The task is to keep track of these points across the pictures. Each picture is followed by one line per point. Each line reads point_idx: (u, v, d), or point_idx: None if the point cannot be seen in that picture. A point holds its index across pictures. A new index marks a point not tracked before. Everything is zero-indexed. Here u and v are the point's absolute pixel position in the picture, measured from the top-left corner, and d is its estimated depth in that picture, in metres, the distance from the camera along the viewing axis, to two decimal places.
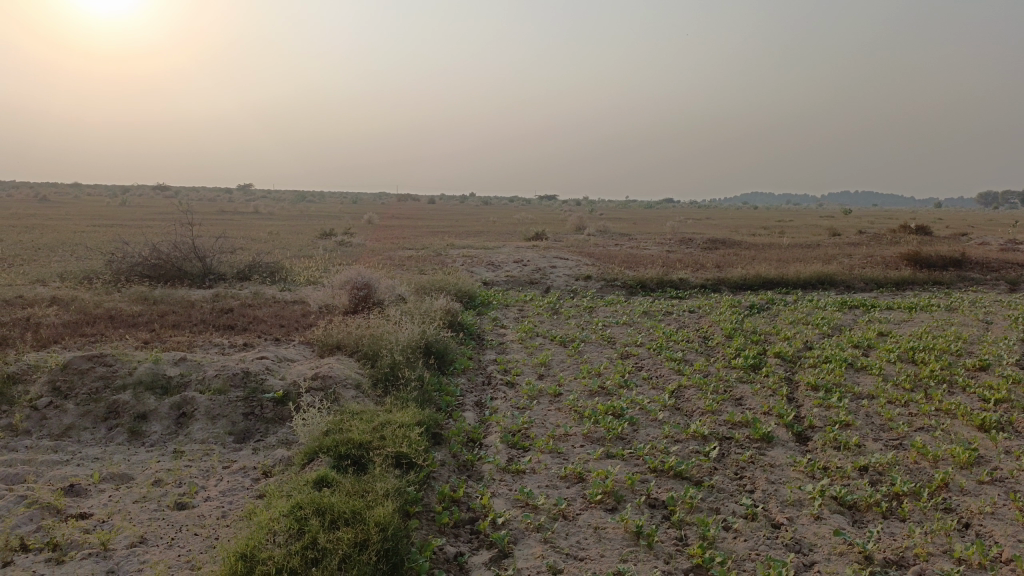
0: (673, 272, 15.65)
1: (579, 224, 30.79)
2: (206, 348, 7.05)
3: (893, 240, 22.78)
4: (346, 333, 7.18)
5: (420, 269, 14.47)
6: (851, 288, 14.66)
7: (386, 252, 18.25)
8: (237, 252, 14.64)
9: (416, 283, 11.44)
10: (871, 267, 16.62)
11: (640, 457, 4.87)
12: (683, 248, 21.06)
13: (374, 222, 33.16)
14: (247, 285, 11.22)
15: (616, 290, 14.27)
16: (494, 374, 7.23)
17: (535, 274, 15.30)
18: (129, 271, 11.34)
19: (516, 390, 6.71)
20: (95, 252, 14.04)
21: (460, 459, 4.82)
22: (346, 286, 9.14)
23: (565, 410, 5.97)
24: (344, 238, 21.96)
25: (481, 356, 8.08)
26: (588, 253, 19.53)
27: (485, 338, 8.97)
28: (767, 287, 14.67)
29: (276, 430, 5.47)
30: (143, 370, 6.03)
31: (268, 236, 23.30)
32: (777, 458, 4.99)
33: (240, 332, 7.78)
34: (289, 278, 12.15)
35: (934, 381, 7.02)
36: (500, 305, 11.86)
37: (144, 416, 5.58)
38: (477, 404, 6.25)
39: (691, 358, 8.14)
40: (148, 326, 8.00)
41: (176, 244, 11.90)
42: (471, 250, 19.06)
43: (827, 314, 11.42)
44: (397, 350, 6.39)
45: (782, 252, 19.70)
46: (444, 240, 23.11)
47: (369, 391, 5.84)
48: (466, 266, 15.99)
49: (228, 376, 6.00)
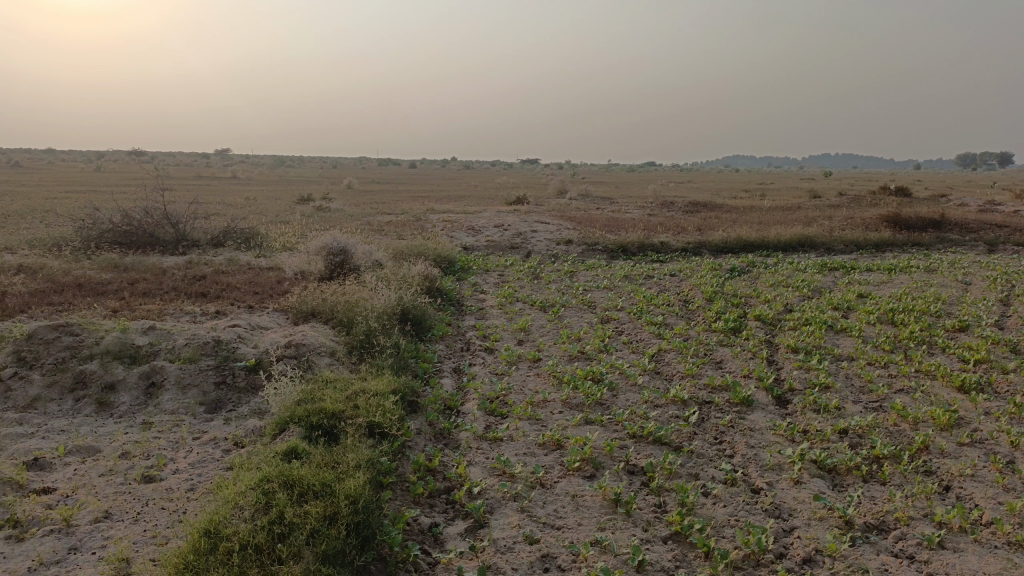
0: (654, 235, 15.56)
1: (561, 187, 30.55)
2: (176, 316, 6.87)
3: (873, 202, 22.81)
4: (321, 300, 7.03)
5: (399, 234, 14.26)
6: (832, 250, 14.66)
7: (364, 216, 17.98)
8: (211, 218, 14.34)
9: (394, 248, 11.26)
10: (852, 229, 16.63)
11: (619, 423, 4.81)
12: (665, 211, 20.95)
13: (353, 187, 32.69)
14: (221, 252, 10.99)
15: (597, 254, 14.16)
16: (472, 339, 7.13)
17: (515, 238, 15.15)
18: (99, 237, 11.06)
19: (494, 356, 6.61)
20: (64, 218, 13.70)
21: (437, 427, 4.73)
22: (321, 251, 8.95)
23: (544, 376, 5.89)
24: (321, 203, 21.62)
25: (459, 322, 7.97)
26: (569, 217, 19.37)
27: (463, 304, 8.85)
28: (748, 250, 14.63)
29: (248, 399, 5.35)
30: (111, 339, 5.86)
31: (244, 201, 22.87)
32: (758, 422, 4.94)
33: (213, 300, 7.60)
34: (265, 244, 11.91)
35: (913, 343, 7.01)
36: (480, 270, 11.72)
37: (112, 386, 5.43)
38: (454, 370, 6.15)
39: (671, 322, 8.07)
40: (118, 294, 7.79)
41: (147, 210, 11.61)
42: (450, 215, 18.84)
43: (807, 276, 11.39)
44: (373, 317, 6.25)
45: (763, 215, 19.67)
46: (424, 205, 22.83)
47: (343, 358, 5.72)
48: (446, 230, 15.80)
49: (199, 345, 5.85)
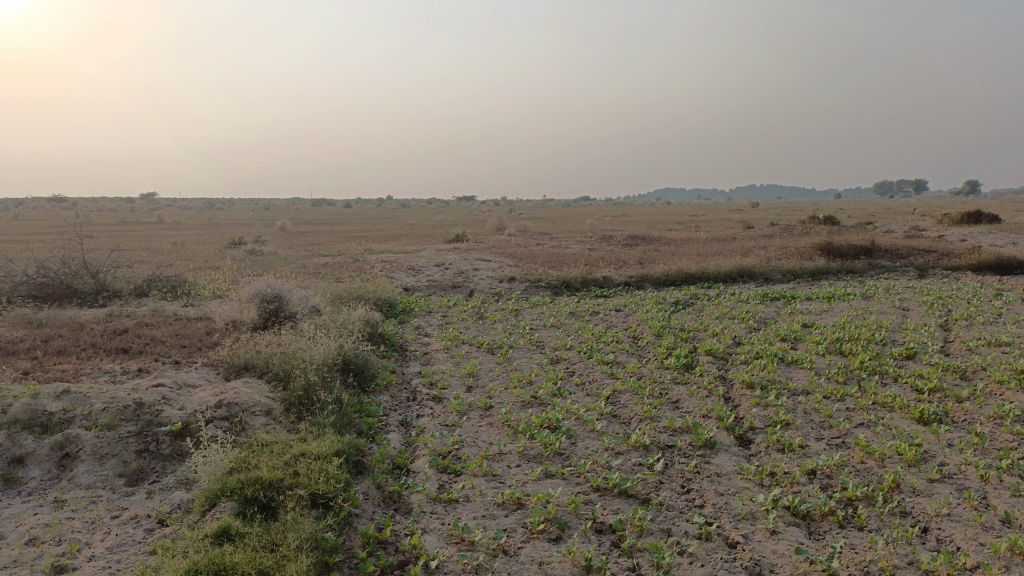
0: (596, 270, 15.49)
1: (500, 224, 30.51)
2: (94, 377, 6.31)
3: (804, 230, 23.40)
4: (255, 353, 6.58)
5: (337, 277, 13.79)
6: (771, 280, 14.84)
7: (299, 259, 17.45)
8: (136, 267, 13.63)
9: (332, 292, 10.82)
10: (788, 259, 16.92)
11: (581, 475, 4.52)
12: (604, 245, 21.03)
13: (287, 229, 31.94)
14: (146, 303, 10.36)
15: (541, 291, 13.98)
16: (419, 388, 6.77)
17: (457, 277, 14.87)
18: (10, 291, 10.29)
19: (443, 405, 6.27)
20: None
21: (386, 490, 4.36)
22: (254, 299, 8.48)
23: (497, 426, 5.58)
24: (254, 246, 20.93)
25: (404, 368, 7.60)
26: (510, 253, 19.20)
27: (407, 349, 8.47)
28: (690, 282, 14.69)
29: (175, 468, 4.87)
30: (19, 406, 5.28)
31: (172, 247, 22.00)
32: (724, 466, 4.73)
33: (135, 356, 7.04)
34: (193, 293, 11.32)
35: (865, 373, 6.97)
36: (422, 311, 11.37)
37: (20, 460, 4.85)
38: (402, 423, 5.78)
39: (623, 360, 7.87)
40: (28, 353, 7.16)
41: (64, 260, 10.89)
42: (389, 255, 18.45)
43: (751, 307, 11.43)
44: (312, 370, 5.84)
45: (701, 246, 19.92)
46: (362, 245, 22.36)
47: (281, 417, 5.29)
48: (386, 271, 15.41)
49: (118, 410, 5.34)
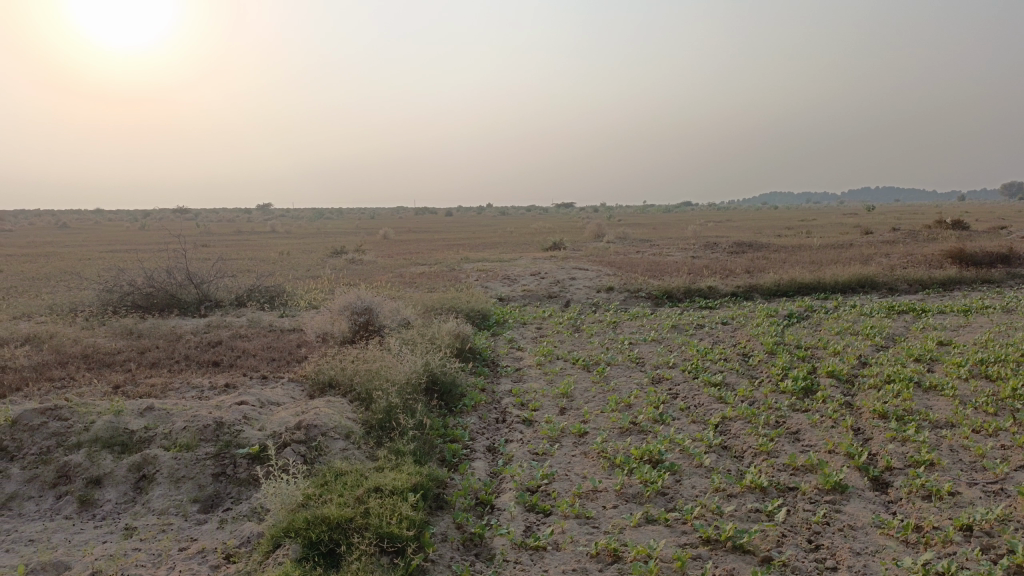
0: (700, 280, 14.68)
1: (598, 231, 29.88)
2: (181, 392, 6.21)
3: (930, 236, 21.61)
4: (340, 369, 6.32)
5: (431, 287, 13.62)
6: (895, 290, 13.60)
7: (397, 268, 17.46)
8: (240, 276, 13.92)
9: (424, 303, 10.59)
10: (914, 267, 15.53)
11: (688, 523, 3.94)
12: (709, 252, 20.11)
13: (389, 238, 32.40)
14: (244, 313, 10.44)
15: (641, 302, 13.33)
16: (509, 410, 6.34)
17: (553, 287, 14.42)
18: (119, 301, 10.61)
19: (534, 430, 5.81)
20: (90, 280, 13.38)
21: (467, 532, 3.93)
22: (344, 311, 8.29)
23: (593, 457, 5.06)
24: (355, 255, 21.21)
25: (494, 386, 7.19)
26: (609, 262, 18.61)
27: (499, 365, 8.06)
28: (803, 292, 13.66)
29: (249, 495, 4.61)
30: (102, 425, 5.18)
31: (278, 255, 22.63)
32: (858, 517, 4.04)
33: (224, 371, 6.93)
34: (290, 303, 11.36)
35: (1022, 403, 6.01)
36: (516, 323, 10.97)
37: (98, 481, 4.72)
38: (489, 450, 5.36)
39: (732, 381, 7.18)
40: (124, 366, 7.20)
41: (168, 271, 11.15)
42: (485, 264, 18.21)
43: (875, 322, 10.40)
44: (395, 390, 5.50)
45: (814, 253, 18.67)
46: (459, 253, 22.32)
47: (360, 441, 4.97)
48: (481, 281, 15.14)
49: (197, 429, 5.16)
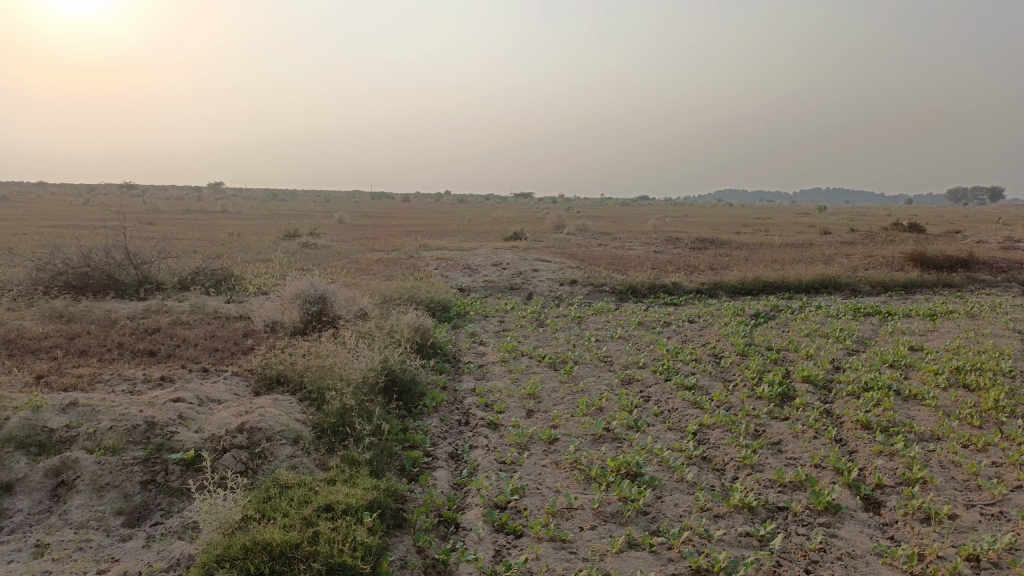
0: (665, 275, 14.43)
1: (559, 222, 29.55)
2: (111, 386, 5.61)
3: (888, 238, 21.81)
4: (290, 364, 5.79)
5: (389, 274, 13.07)
6: (858, 292, 13.54)
7: (352, 254, 16.82)
8: (186, 257, 13.18)
9: (382, 292, 10.07)
10: (875, 269, 15.54)
11: (675, 549, 3.57)
12: (671, 247, 19.95)
13: (346, 222, 31.58)
14: (188, 297, 9.77)
15: (605, 296, 13.00)
16: (472, 412, 5.91)
17: (515, 278, 14.01)
18: (51, 281, 9.84)
19: (501, 435, 5.39)
20: (21, 256, 12.48)
21: (430, 557, 3.49)
22: (295, 299, 7.74)
23: (565, 468, 4.66)
24: (310, 239, 20.50)
25: (456, 385, 6.75)
26: (572, 254, 18.26)
27: (461, 361, 7.61)
28: (768, 291, 13.50)
29: (182, 508, 4.10)
30: (15, 422, 4.56)
31: (228, 237, 21.74)
32: (856, 543, 3.71)
33: (162, 362, 6.33)
34: (238, 287, 10.71)
35: (1005, 416, 5.80)
36: (478, 316, 10.53)
37: (8, 487, 4.11)
38: (451, 458, 4.93)
39: (706, 385, 6.86)
40: (50, 354, 6.54)
41: (106, 250, 10.39)
42: (445, 252, 17.70)
43: (844, 324, 10.24)
44: (350, 390, 5.02)
45: (776, 252, 18.63)
46: (417, 240, 21.76)
47: (310, 447, 4.48)
48: (441, 270, 14.64)
49: (126, 430, 4.61)
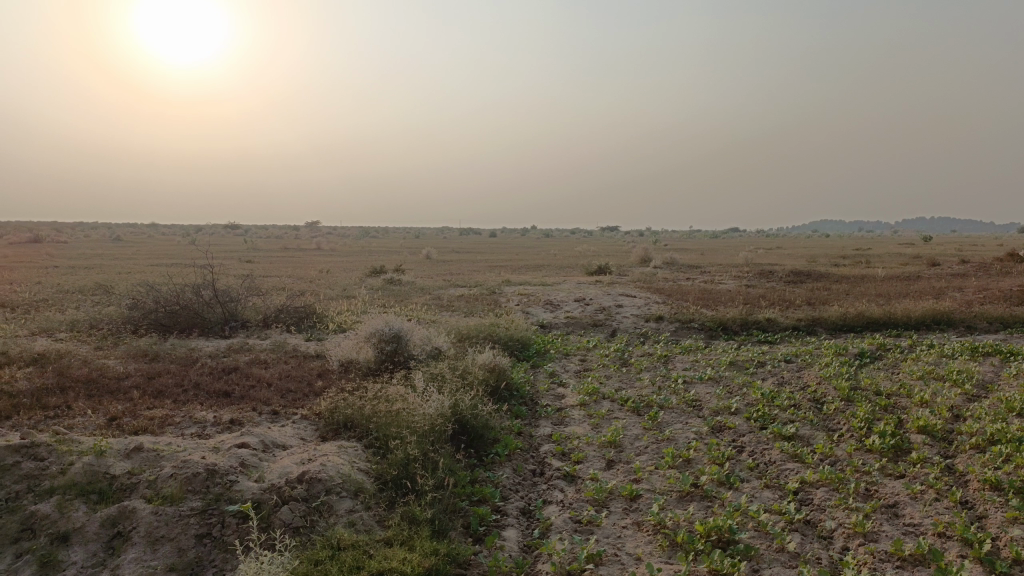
0: (757, 311, 13.67)
1: (645, 255, 28.90)
2: (180, 429, 5.51)
3: (1005, 269, 20.18)
4: (358, 407, 5.57)
5: (470, 311, 12.88)
6: (975, 329, 12.41)
7: (435, 290, 16.79)
8: (272, 295, 13.39)
9: (460, 330, 9.84)
10: (993, 303, 14.27)
11: None
12: (764, 281, 19.06)
13: (432, 258, 31.90)
14: (269, 335, 9.81)
15: (693, 333, 12.39)
16: (547, 463, 5.52)
17: (599, 315, 13.56)
18: (141, 319, 10.08)
19: (578, 489, 4.98)
20: (119, 295, 12.97)
21: None
22: (370, 339, 7.57)
23: (648, 531, 4.19)
24: (395, 275, 20.69)
25: (532, 431, 6.37)
26: (658, 288, 17.66)
27: (538, 404, 7.23)
28: (872, 328, 12.56)
29: (235, 566, 3.86)
30: (79, 470, 4.47)
31: (317, 274, 22.23)
32: None
33: (234, 403, 6.24)
34: (319, 325, 10.72)
35: None
36: (558, 354, 10.14)
37: (65, 538, 3.97)
38: (522, 513, 4.55)
39: (806, 435, 6.24)
40: (128, 395, 6.56)
41: (194, 289, 10.61)
42: (527, 288, 17.44)
43: (960, 365, 9.30)
44: (416, 439, 4.73)
45: (879, 285, 17.47)
46: (501, 275, 21.63)
47: (371, 501, 4.19)
48: (522, 306, 14.37)
49: (185, 478, 4.44)
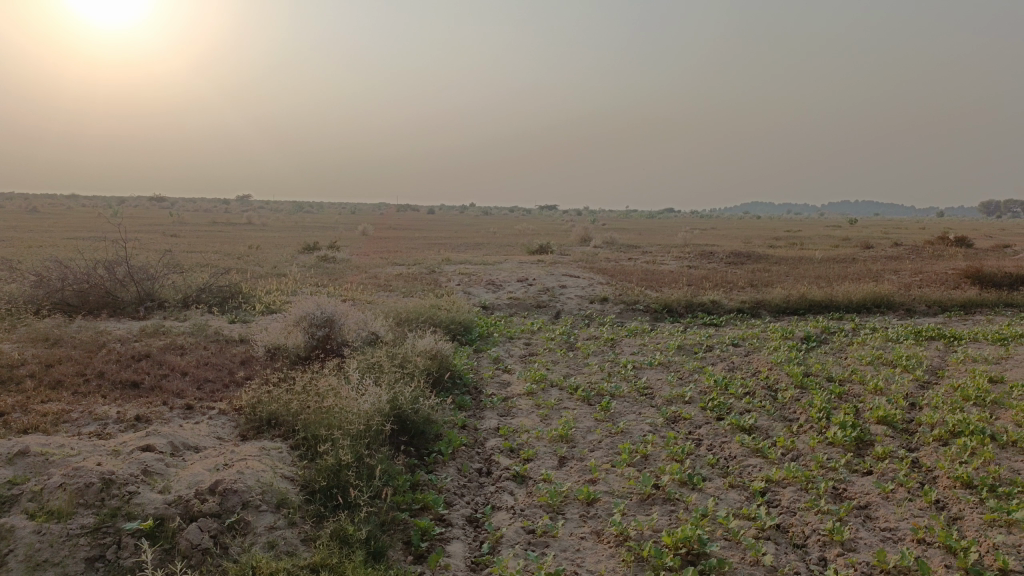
0: (702, 293, 13.48)
1: (586, 235, 28.62)
2: (77, 428, 4.84)
3: (936, 252, 20.61)
4: (283, 402, 4.99)
5: (408, 291, 12.29)
6: (914, 312, 12.48)
7: (372, 268, 16.11)
8: (196, 272, 12.52)
9: (398, 312, 9.27)
10: (929, 286, 14.44)
11: None
12: (706, 261, 18.99)
13: (369, 234, 31.03)
14: (189, 317, 9.05)
15: (639, 315, 12.10)
16: (493, 462, 5.06)
17: (542, 295, 13.16)
18: (44, 298, 9.16)
19: (529, 492, 4.53)
20: (23, 270, 11.89)
21: None
22: (299, 322, 6.94)
23: (610, 544, 3.77)
24: (330, 252, 19.88)
25: (477, 425, 5.90)
26: (601, 268, 17.38)
27: (482, 394, 6.75)
28: (815, 311, 12.50)
29: None
30: None
31: (247, 250, 21.21)
32: None
33: (143, 396, 5.57)
34: (245, 306, 9.99)
35: None
36: (502, 337, 9.68)
37: None
38: (469, 523, 4.08)
39: (765, 426, 5.94)
40: (20, 385, 5.79)
41: (105, 266, 9.71)
42: (467, 267, 16.90)
43: (907, 350, 9.23)
44: (349, 441, 4.19)
45: (817, 267, 17.59)
46: (439, 254, 21.04)
47: (295, 516, 3.66)
48: (463, 286, 13.85)
49: (76, 490, 3.77)
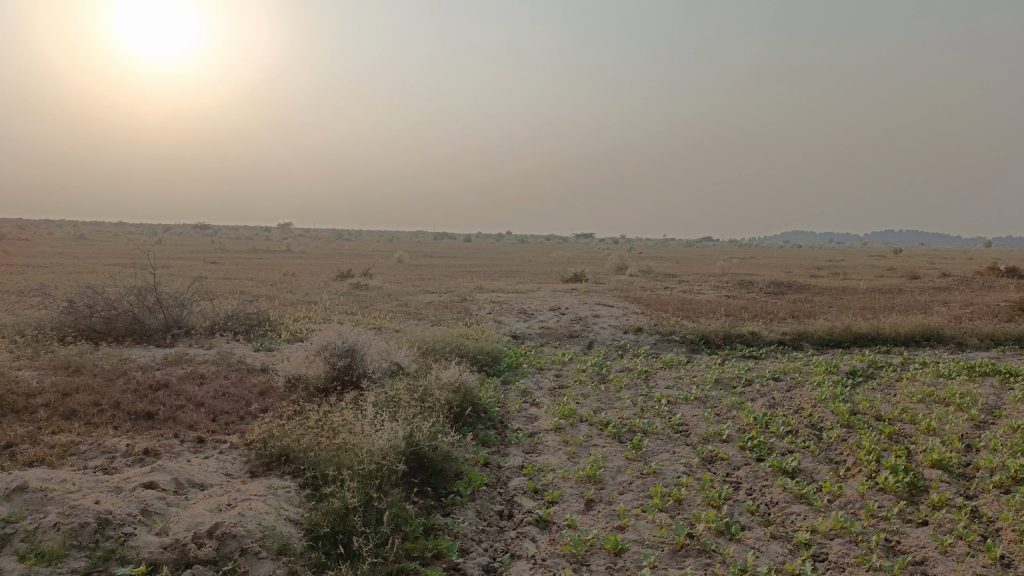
0: (740, 324, 13.04)
1: (621, 263, 28.23)
2: (83, 462, 4.66)
3: (987, 283, 19.81)
4: (296, 437, 4.76)
5: (438, 320, 12.09)
6: (965, 346, 11.87)
7: (403, 296, 15.97)
8: (226, 299, 12.48)
9: (425, 342, 9.04)
10: (980, 319, 13.78)
11: None
12: (744, 291, 18.49)
13: (403, 262, 31.10)
14: (214, 345, 8.93)
15: (674, 347, 11.70)
16: (515, 504, 4.75)
17: (575, 325, 12.84)
18: (72, 324, 9.14)
19: (552, 539, 4.21)
20: (57, 296, 11.97)
21: None
22: (320, 352, 6.74)
23: None
24: (363, 280, 19.83)
25: (500, 462, 5.60)
26: (636, 297, 17.00)
27: (508, 429, 6.45)
28: (860, 343, 11.98)
29: None
30: None
31: (282, 277, 21.28)
32: None
33: (155, 428, 5.40)
34: (271, 333, 9.87)
35: None
36: (531, 369, 9.38)
37: None
38: (485, 573, 3.77)
39: (809, 469, 5.54)
40: (34, 414, 5.67)
41: (133, 292, 9.67)
42: (499, 295, 16.66)
43: (960, 386, 8.70)
44: (358, 482, 3.93)
45: (861, 298, 16.98)
46: (472, 282, 20.86)
47: (296, 564, 3.40)
48: (494, 315, 13.60)
49: (71, 530, 3.54)
